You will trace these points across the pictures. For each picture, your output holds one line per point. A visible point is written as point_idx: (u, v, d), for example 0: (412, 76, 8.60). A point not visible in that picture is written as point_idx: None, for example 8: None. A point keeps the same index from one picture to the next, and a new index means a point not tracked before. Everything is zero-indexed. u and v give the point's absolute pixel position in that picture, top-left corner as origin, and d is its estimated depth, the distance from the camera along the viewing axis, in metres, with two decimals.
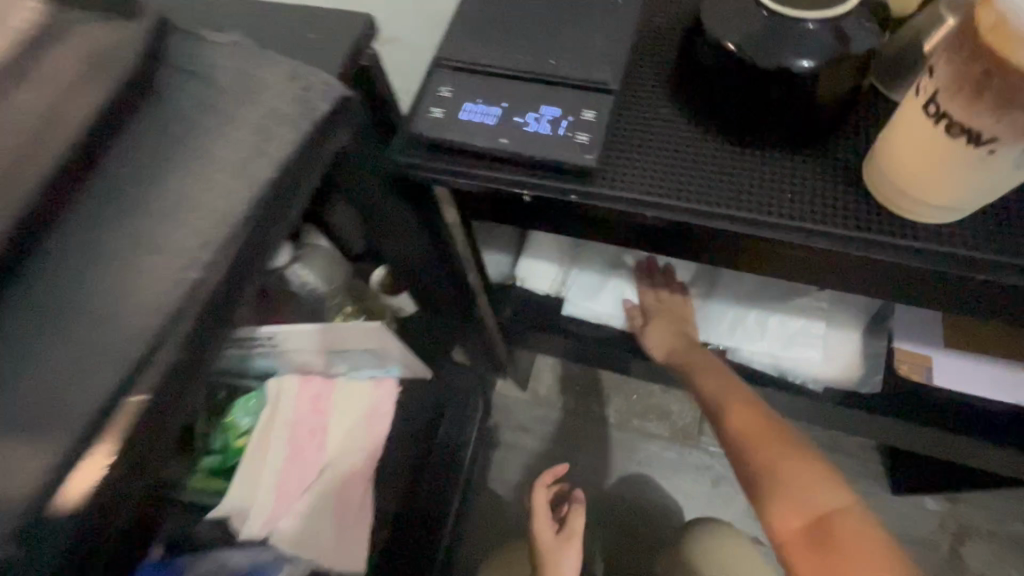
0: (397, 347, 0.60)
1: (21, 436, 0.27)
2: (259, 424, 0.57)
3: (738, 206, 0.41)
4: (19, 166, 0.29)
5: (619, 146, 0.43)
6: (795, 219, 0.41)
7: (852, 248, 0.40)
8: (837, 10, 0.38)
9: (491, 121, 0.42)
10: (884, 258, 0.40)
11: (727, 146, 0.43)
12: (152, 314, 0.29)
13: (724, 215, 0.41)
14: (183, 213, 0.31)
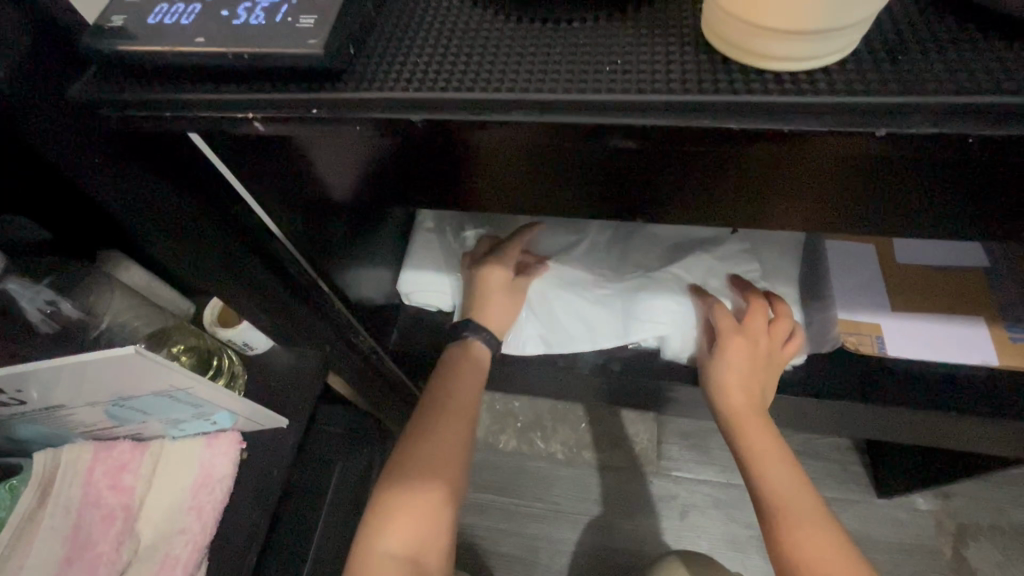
0: (205, 388, 0.43)
1: None
2: (12, 520, 0.42)
3: (561, 88, 0.26)
4: None
5: (383, 41, 0.28)
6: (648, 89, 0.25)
7: (750, 135, 0.25)
8: None
9: (180, 22, 0.27)
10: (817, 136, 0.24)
11: (538, 25, 0.28)
12: None
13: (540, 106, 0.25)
14: None
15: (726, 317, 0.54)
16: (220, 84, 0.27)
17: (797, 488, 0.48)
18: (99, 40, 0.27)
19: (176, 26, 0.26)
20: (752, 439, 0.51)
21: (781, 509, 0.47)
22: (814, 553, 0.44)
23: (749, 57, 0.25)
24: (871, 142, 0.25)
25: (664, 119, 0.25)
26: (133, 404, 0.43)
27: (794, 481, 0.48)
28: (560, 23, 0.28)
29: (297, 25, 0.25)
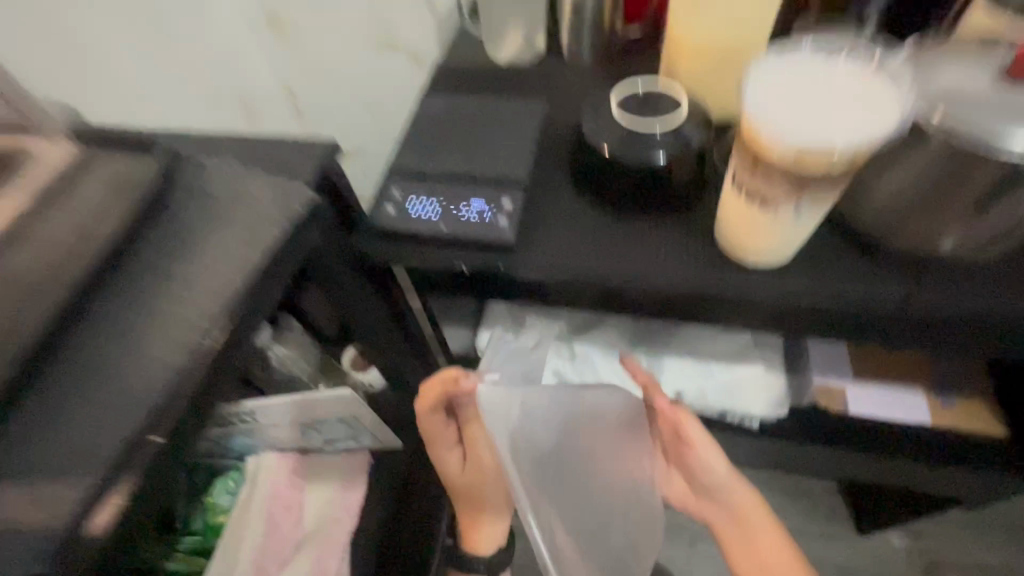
0: (368, 422, 0.64)
1: (53, 480, 0.31)
2: (236, 506, 0.60)
3: (654, 264, 0.44)
4: (66, 271, 0.37)
5: (542, 221, 0.48)
6: (703, 266, 0.44)
7: (757, 294, 0.43)
8: (672, 122, 0.44)
9: (432, 215, 0.47)
10: (796, 300, 0.42)
11: (627, 217, 0.47)
12: (158, 381, 0.34)
13: (641, 274, 0.44)
14: (188, 293, 0.38)
15: (693, 419, 0.54)
16: (451, 248, 0.46)
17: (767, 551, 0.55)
18: (386, 220, 0.47)
19: (423, 216, 0.47)
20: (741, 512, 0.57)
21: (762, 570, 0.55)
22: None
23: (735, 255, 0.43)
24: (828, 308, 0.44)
25: (713, 283, 0.43)
26: (322, 430, 0.64)
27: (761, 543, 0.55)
28: (647, 216, 0.47)
29: (500, 223, 0.45)
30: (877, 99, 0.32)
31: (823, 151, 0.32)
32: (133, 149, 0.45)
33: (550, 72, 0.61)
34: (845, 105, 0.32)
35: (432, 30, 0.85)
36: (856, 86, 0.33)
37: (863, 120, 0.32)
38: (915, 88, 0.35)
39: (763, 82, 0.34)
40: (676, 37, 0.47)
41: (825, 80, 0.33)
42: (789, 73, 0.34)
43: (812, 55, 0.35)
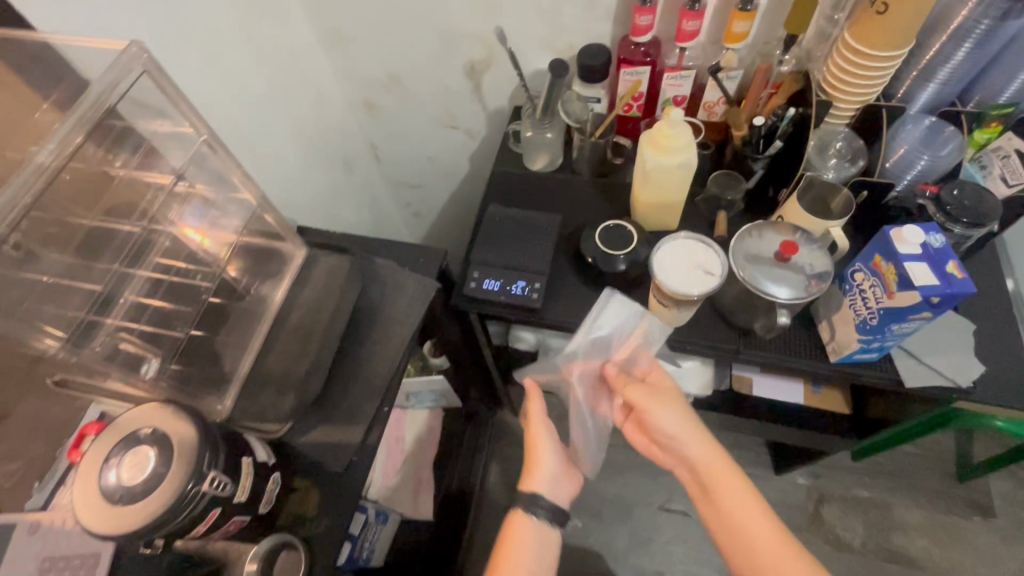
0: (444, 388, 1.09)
1: (345, 422, 0.71)
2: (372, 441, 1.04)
3: None
4: (328, 324, 0.76)
5: (555, 293, 0.86)
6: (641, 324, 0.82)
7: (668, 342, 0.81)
8: (628, 248, 0.82)
9: (496, 288, 0.85)
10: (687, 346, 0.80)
11: (604, 292, 0.85)
12: (379, 379, 0.74)
13: None
14: (384, 336, 0.78)
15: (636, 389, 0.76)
16: (506, 306, 0.85)
17: (730, 501, 0.69)
18: (470, 290, 0.85)
19: (491, 291, 0.85)
20: (721, 478, 0.71)
21: (725, 519, 0.70)
22: (754, 538, 0.67)
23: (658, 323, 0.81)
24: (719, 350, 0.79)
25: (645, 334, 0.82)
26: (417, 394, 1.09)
27: (724, 480, 0.70)
28: (613, 293, 0.85)
29: (533, 295, 0.84)
30: (711, 270, 0.70)
31: (687, 296, 0.69)
32: (337, 251, 0.83)
33: (563, 184, 0.97)
34: (696, 272, 0.70)
35: (482, 119, 1.20)
36: (703, 261, 0.71)
37: (703, 282, 0.69)
38: (734, 259, 0.73)
39: (660, 255, 0.72)
40: (636, 196, 0.83)
41: (688, 257, 0.72)
42: (672, 251, 0.72)
43: (683, 241, 0.73)
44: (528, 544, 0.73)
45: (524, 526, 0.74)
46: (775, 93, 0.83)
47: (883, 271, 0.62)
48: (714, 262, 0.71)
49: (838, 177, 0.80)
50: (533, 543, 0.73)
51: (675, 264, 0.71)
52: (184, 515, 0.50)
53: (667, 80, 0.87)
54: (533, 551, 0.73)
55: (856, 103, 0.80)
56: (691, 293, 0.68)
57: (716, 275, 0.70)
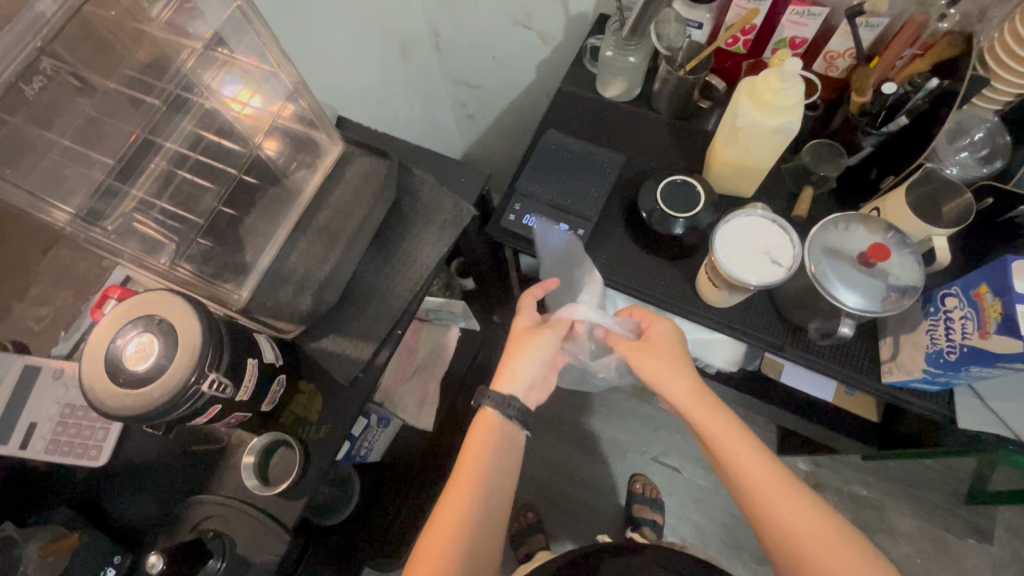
0: (466, 311, 1.06)
1: (357, 336, 0.70)
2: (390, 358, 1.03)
3: (653, 288, 0.76)
4: (354, 231, 0.72)
5: (597, 243, 0.79)
6: (682, 296, 0.75)
7: (709, 322, 0.73)
8: (691, 212, 0.73)
9: (536, 226, 0.78)
10: (727, 331, 0.73)
11: (651, 253, 0.77)
12: (398, 299, 0.72)
13: (644, 291, 0.76)
14: (411, 254, 0.74)
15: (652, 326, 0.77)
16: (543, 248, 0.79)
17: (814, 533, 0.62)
18: (508, 223, 0.79)
19: (530, 227, 0.78)
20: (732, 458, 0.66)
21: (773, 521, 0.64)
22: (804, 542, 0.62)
23: (706, 300, 0.73)
24: (769, 348, 0.71)
25: (684, 307, 0.75)
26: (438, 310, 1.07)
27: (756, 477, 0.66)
28: (661, 256, 0.77)
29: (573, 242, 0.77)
30: (780, 260, 0.62)
31: (743, 285, 0.61)
32: (374, 153, 0.77)
33: (635, 120, 0.86)
34: (763, 258, 0.62)
35: (560, 24, 1.05)
36: (772, 248, 0.63)
37: (764, 271, 0.61)
38: (808, 251, 0.64)
39: (725, 230, 0.63)
40: (716, 152, 0.71)
41: (757, 240, 0.63)
42: (741, 229, 0.64)
43: (754, 219, 0.64)
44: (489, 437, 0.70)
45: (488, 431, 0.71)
46: (919, 55, 0.68)
47: (984, 305, 0.53)
48: (785, 250, 0.62)
49: (961, 175, 0.67)
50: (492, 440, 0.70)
51: (738, 246, 0.62)
52: (184, 408, 0.50)
53: (790, 15, 0.72)
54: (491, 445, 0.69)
55: (1018, 85, 0.64)
56: (748, 282, 0.61)
57: (783, 267, 0.61)
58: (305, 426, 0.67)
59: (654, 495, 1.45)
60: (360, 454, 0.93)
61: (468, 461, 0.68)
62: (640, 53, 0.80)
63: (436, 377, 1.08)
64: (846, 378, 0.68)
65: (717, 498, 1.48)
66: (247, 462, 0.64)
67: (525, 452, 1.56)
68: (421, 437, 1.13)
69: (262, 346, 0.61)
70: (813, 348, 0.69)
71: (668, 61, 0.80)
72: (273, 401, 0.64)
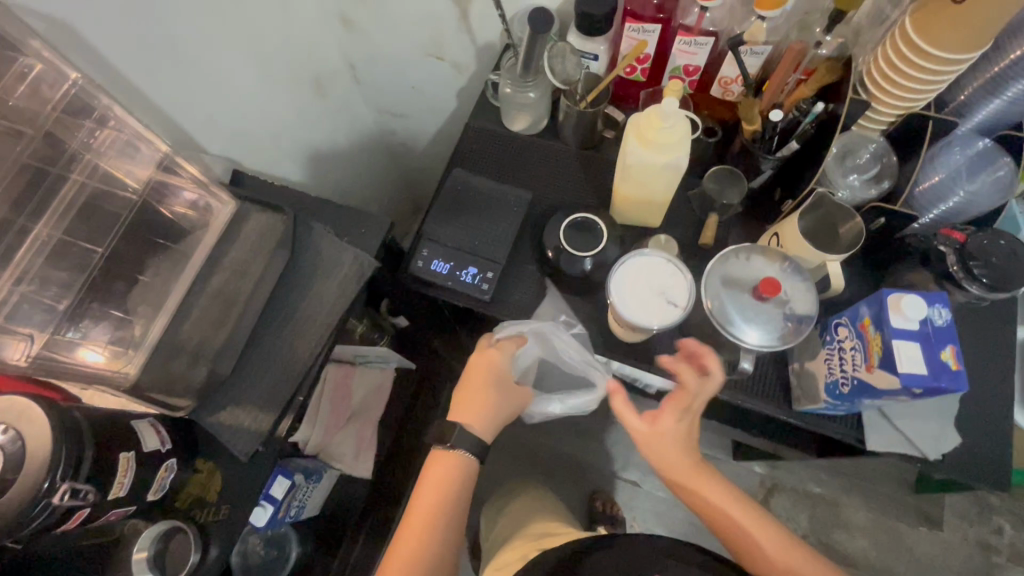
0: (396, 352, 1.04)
1: (256, 407, 0.67)
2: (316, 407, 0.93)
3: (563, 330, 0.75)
4: (251, 293, 0.69)
5: (508, 285, 0.77)
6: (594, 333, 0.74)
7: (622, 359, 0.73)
8: (596, 249, 0.73)
9: (444, 271, 0.76)
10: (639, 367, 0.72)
11: (562, 290, 0.76)
12: (301, 363, 0.69)
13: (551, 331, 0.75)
14: (313, 314, 0.71)
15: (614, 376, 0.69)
16: (453, 293, 0.77)
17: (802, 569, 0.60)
18: (416, 269, 0.77)
19: (439, 273, 0.76)
20: (703, 484, 0.65)
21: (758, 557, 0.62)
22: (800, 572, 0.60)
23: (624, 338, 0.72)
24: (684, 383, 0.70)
25: (596, 343, 0.74)
26: (368, 353, 1.04)
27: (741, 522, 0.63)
28: (573, 293, 0.76)
29: (482, 287, 0.75)
30: (677, 301, 0.61)
31: (645, 327, 0.60)
32: (270, 208, 0.73)
33: (542, 152, 0.84)
34: (661, 300, 0.61)
35: (471, 53, 1.03)
36: (669, 289, 0.62)
37: (662, 312, 0.61)
38: (705, 286, 0.64)
39: (620, 273, 0.63)
40: (614, 187, 0.70)
41: (654, 281, 0.62)
42: (639, 270, 0.63)
43: (649, 258, 0.63)
44: (450, 481, 0.68)
45: (444, 466, 0.68)
46: (804, 80, 0.68)
47: (868, 337, 0.53)
48: (681, 288, 0.62)
49: (851, 198, 0.68)
50: (453, 486, 0.67)
51: (637, 288, 0.62)
52: (34, 523, 0.46)
53: (680, 44, 0.72)
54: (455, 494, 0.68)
55: (899, 109, 0.65)
56: (649, 326, 0.60)
57: (680, 307, 0.61)
58: (207, 507, 0.66)
59: (617, 512, 1.43)
60: (289, 515, 0.90)
61: (412, 536, 0.64)
62: (540, 86, 0.79)
63: (371, 422, 1.06)
64: (757, 407, 0.67)
65: (676, 510, 1.48)
66: (138, 559, 0.59)
67: (484, 480, 1.53)
68: (363, 482, 1.10)
69: (141, 433, 0.58)
70: (726, 381, 0.67)
71: (568, 94, 0.79)
72: (167, 484, 0.62)
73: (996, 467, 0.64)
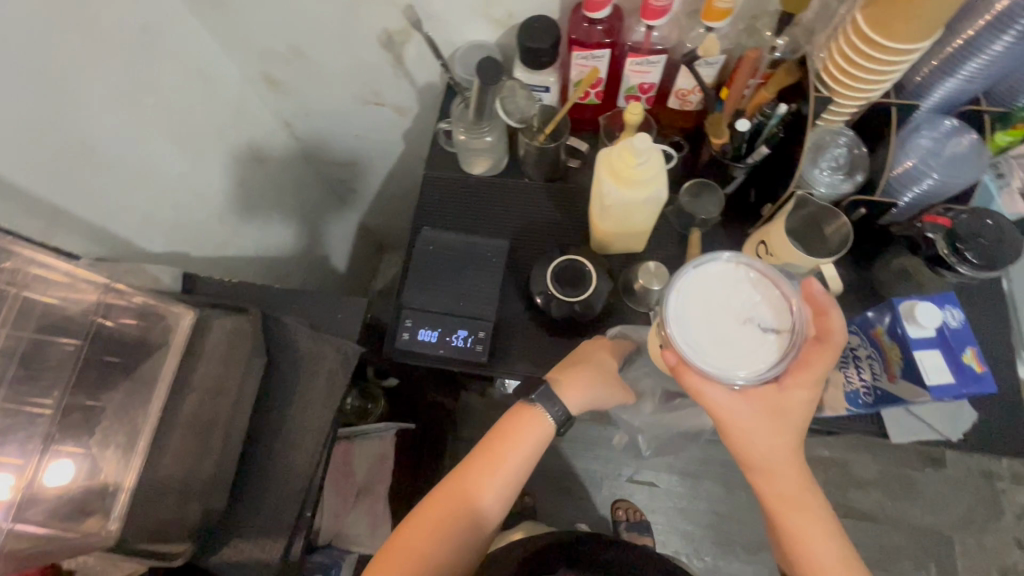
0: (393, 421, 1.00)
1: (262, 535, 0.62)
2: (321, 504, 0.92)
3: None
4: (232, 411, 0.62)
5: (502, 340, 0.74)
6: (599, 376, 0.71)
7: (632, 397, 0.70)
8: (587, 291, 0.70)
9: (433, 340, 0.72)
10: None
11: (558, 336, 0.73)
12: (301, 475, 0.64)
13: None
14: (303, 419, 0.66)
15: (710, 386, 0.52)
16: (447, 361, 0.73)
17: None
18: (403, 343, 0.72)
19: (428, 343, 0.72)
20: (790, 498, 0.55)
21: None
22: None
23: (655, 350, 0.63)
24: None
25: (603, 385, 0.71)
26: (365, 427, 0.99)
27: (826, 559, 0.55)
28: (570, 337, 0.73)
29: (477, 349, 0.71)
30: (769, 328, 0.52)
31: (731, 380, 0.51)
32: (234, 310, 0.67)
33: (508, 192, 0.81)
34: (747, 330, 0.52)
35: (411, 95, 0.99)
36: (751, 311, 0.53)
37: (750, 358, 0.51)
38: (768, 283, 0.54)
39: (682, 304, 0.53)
40: (594, 225, 0.67)
41: (734, 308, 0.53)
42: (706, 298, 0.53)
43: (718, 275, 0.54)
44: (519, 445, 0.65)
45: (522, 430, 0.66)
46: (764, 84, 0.66)
47: (884, 347, 0.54)
48: (768, 311, 0.53)
49: (829, 194, 0.67)
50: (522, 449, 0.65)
51: (706, 321, 0.52)
52: None
53: (632, 66, 0.69)
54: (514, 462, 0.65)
55: (859, 101, 0.64)
56: (735, 377, 0.51)
57: (771, 340, 0.52)
58: None
59: (641, 518, 1.42)
60: None
61: (451, 493, 0.64)
62: (495, 127, 0.75)
63: (382, 495, 1.01)
64: None
65: (696, 503, 1.48)
66: None
67: None
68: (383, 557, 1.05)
69: None
70: None
71: (526, 131, 0.75)
72: None
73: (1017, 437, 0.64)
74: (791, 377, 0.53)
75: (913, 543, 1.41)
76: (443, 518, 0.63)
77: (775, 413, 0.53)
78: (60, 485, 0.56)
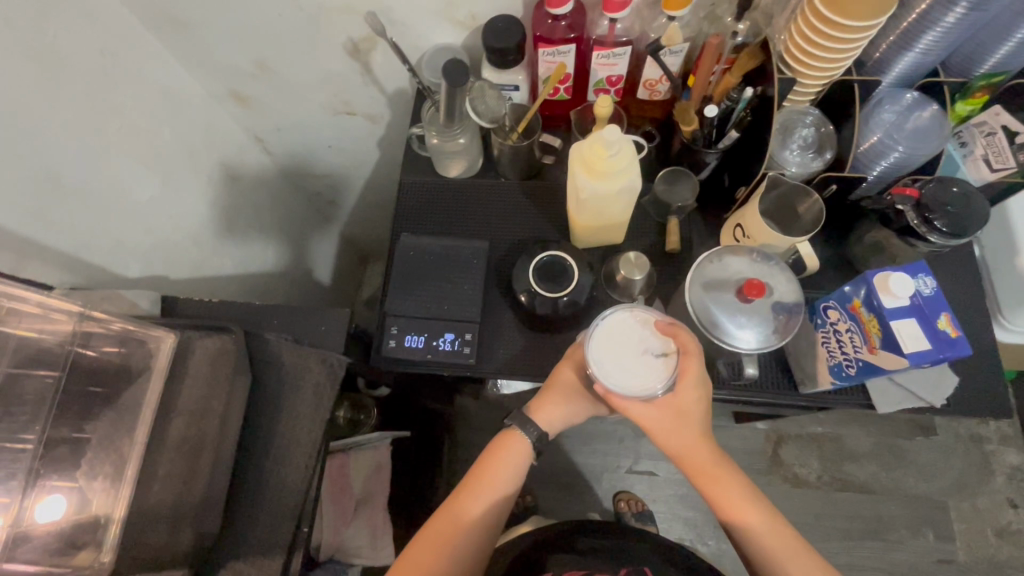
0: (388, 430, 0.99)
1: (260, 554, 0.62)
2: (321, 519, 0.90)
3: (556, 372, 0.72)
4: (219, 431, 0.62)
5: (489, 341, 0.74)
6: None
7: None
8: (570, 286, 0.70)
9: (420, 345, 0.71)
10: None
11: (545, 332, 0.73)
12: (295, 490, 0.64)
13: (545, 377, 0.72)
14: (294, 434, 0.65)
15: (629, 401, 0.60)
16: (435, 365, 0.72)
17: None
18: (390, 350, 0.72)
19: (415, 349, 0.71)
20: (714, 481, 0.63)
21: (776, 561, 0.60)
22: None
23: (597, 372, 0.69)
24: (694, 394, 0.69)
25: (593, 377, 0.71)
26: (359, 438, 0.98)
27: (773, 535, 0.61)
28: (557, 332, 0.73)
29: (464, 351, 0.71)
30: (661, 352, 0.60)
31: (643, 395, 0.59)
32: (216, 329, 0.66)
33: (486, 193, 0.81)
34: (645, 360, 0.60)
35: (382, 102, 0.98)
36: (647, 342, 0.60)
37: (651, 377, 0.59)
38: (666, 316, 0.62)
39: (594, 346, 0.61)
40: (572, 219, 0.68)
41: (632, 340, 0.60)
42: (614, 336, 0.61)
43: (620, 316, 0.62)
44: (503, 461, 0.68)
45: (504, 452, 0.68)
46: (728, 69, 0.67)
47: (862, 320, 0.55)
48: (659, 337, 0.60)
49: (800, 173, 0.68)
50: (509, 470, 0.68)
51: (614, 354, 0.60)
52: None
53: (598, 59, 0.70)
54: (502, 483, 0.67)
55: (821, 80, 0.66)
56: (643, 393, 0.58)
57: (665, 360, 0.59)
58: None
59: (642, 508, 1.43)
60: None
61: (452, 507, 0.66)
62: (467, 129, 0.75)
63: (381, 505, 1.00)
64: (764, 399, 0.66)
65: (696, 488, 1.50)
66: None
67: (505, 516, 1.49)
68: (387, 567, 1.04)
69: None
70: (728, 384, 0.66)
71: (498, 131, 0.75)
72: None
73: (999, 398, 0.66)
74: (679, 386, 0.59)
75: (909, 510, 1.43)
76: (445, 534, 0.64)
77: (681, 415, 0.60)
78: (50, 520, 0.55)
